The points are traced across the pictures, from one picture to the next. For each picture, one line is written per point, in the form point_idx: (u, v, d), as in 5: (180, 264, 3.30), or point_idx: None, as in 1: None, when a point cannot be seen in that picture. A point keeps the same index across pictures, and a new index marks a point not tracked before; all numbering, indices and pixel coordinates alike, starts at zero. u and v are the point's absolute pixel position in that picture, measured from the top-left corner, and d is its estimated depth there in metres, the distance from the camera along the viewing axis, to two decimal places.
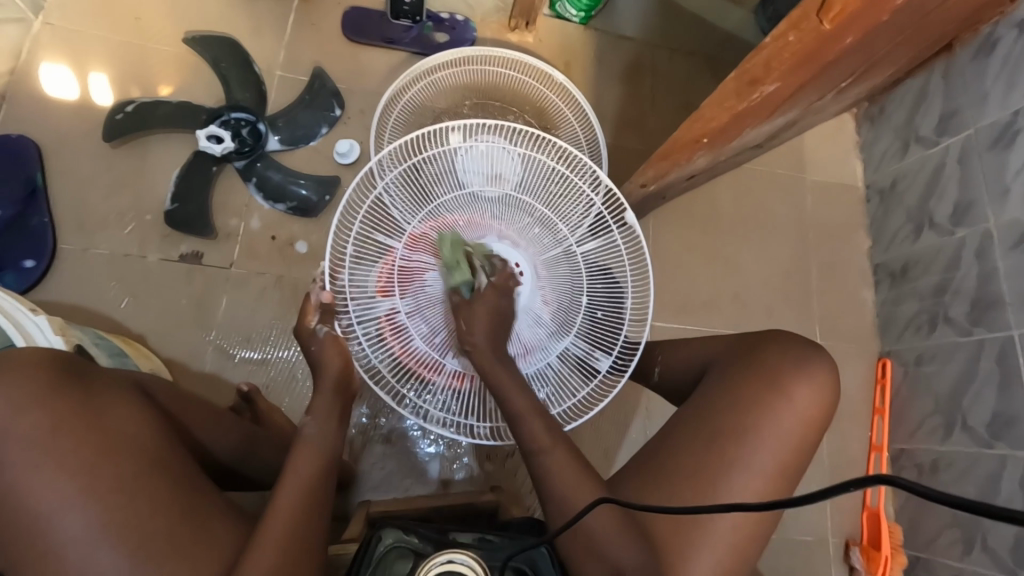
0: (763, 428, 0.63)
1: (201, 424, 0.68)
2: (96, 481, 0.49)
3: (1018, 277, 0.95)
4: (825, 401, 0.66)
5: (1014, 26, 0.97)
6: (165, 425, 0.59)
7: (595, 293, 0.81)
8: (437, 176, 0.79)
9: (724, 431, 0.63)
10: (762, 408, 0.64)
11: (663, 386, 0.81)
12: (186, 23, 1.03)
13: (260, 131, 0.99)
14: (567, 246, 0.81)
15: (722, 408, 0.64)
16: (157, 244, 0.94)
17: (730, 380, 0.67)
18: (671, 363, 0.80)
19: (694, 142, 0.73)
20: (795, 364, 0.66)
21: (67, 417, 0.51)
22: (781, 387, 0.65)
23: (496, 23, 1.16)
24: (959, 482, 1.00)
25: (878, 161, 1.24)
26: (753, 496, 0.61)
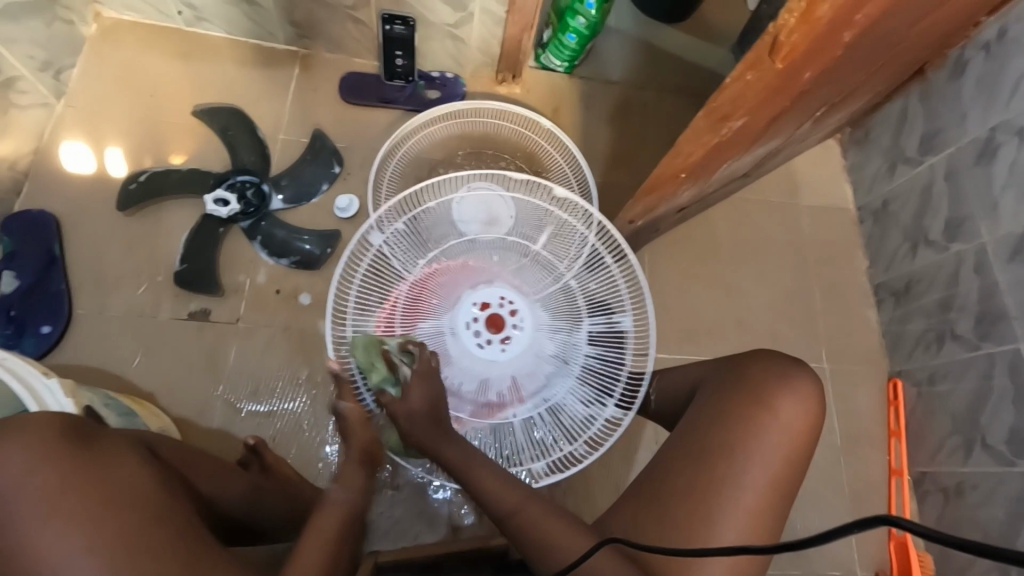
0: (754, 445, 0.62)
1: (205, 478, 0.69)
2: (98, 538, 0.50)
3: (1019, 288, 0.94)
4: (812, 414, 0.65)
5: (982, 48, 1.01)
6: (169, 480, 0.60)
7: (594, 329, 0.82)
8: (430, 229, 0.84)
9: (714, 451, 0.62)
10: (750, 426, 0.63)
11: (661, 410, 0.78)
12: (195, 97, 1.10)
13: (265, 191, 1.04)
14: (564, 282, 0.84)
15: (710, 429, 0.64)
16: (168, 303, 0.98)
17: (716, 400, 0.66)
18: (662, 386, 0.78)
19: (674, 177, 0.75)
20: (779, 380, 0.66)
21: (75, 473, 0.53)
22: (767, 404, 0.64)
23: (486, 76, 1.22)
24: (987, 504, 0.96)
25: (868, 183, 1.26)
26: (749, 516, 0.59)
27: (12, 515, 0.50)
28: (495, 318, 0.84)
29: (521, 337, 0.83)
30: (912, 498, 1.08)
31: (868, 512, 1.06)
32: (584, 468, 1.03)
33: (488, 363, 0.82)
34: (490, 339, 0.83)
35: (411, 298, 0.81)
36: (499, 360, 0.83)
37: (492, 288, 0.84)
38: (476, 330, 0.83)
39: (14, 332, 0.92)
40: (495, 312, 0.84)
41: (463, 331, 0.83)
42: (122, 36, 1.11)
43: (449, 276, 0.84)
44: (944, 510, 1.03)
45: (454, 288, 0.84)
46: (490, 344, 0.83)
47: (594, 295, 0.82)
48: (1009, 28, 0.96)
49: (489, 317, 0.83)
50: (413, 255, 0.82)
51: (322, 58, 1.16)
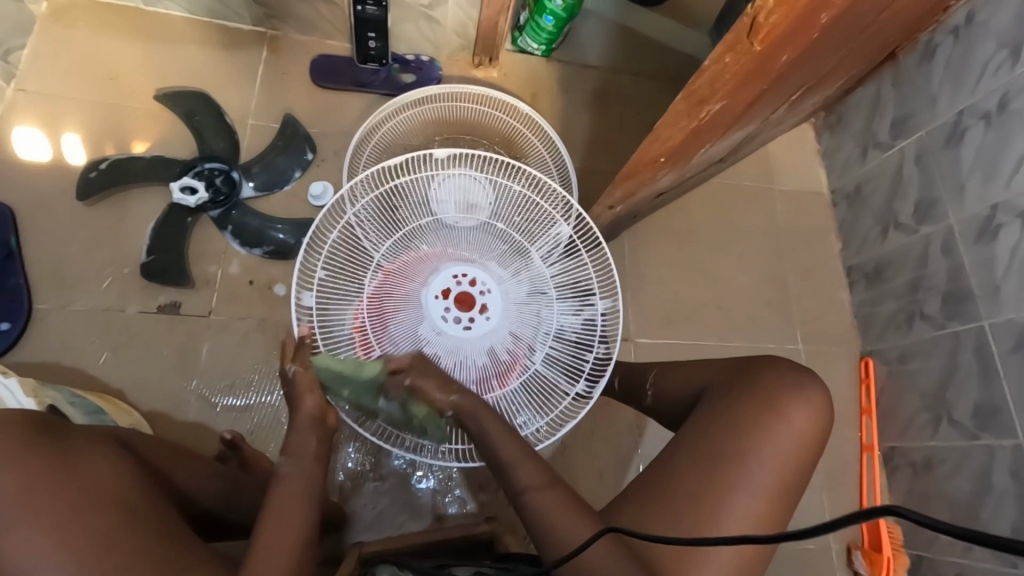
0: (763, 452, 0.63)
1: (182, 472, 0.66)
2: (68, 539, 0.48)
3: (983, 268, 0.97)
4: (821, 425, 0.66)
5: (950, 33, 1.02)
6: (145, 477, 0.58)
7: (564, 315, 0.82)
8: (400, 208, 0.82)
9: (728, 455, 0.63)
10: (761, 431, 0.64)
11: (658, 408, 0.80)
12: (158, 80, 1.05)
13: (235, 179, 1.00)
14: (534, 264, 0.83)
15: (725, 431, 0.64)
16: (135, 296, 0.94)
17: (729, 403, 0.67)
18: (666, 385, 0.79)
19: (653, 162, 0.75)
20: (793, 388, 0.67)
21: (44, 471, 0.50)
22: (779, 410, 0.65)
23: (462, 60, 1.19)
24: (952, 476, 1.00)
25: (841, 167, 1.28)
26: (754, 518, 0.61)
27: None
28: (467, 298, 0.82)
29: (489, 318, 0.82)
30: (882, 472, 1.12)
31: (840, 487, 1.10)
32: (566, 454, 1.04)
33: (456, 347, 0.80)
34: (458, 319, 0.81)
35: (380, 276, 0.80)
36: (467, 343, 0.80)
37: (461, 269, 0.83)
38: (446, 311, 0.81)
39: None
40: (468, 293, 0.82)
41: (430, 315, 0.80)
42: (76, 16, 1.05)
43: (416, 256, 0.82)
44: (912, 483, 1.06)
45: (424, 270, 0.82)
46: (459, 322, 0.81)
47: (563, 277, 0.83)
48: (977, 12, 0.98)
49: (459, 299, 0.82)
50: (381, 234, 0.81)
51: (292, 40, 1.12)
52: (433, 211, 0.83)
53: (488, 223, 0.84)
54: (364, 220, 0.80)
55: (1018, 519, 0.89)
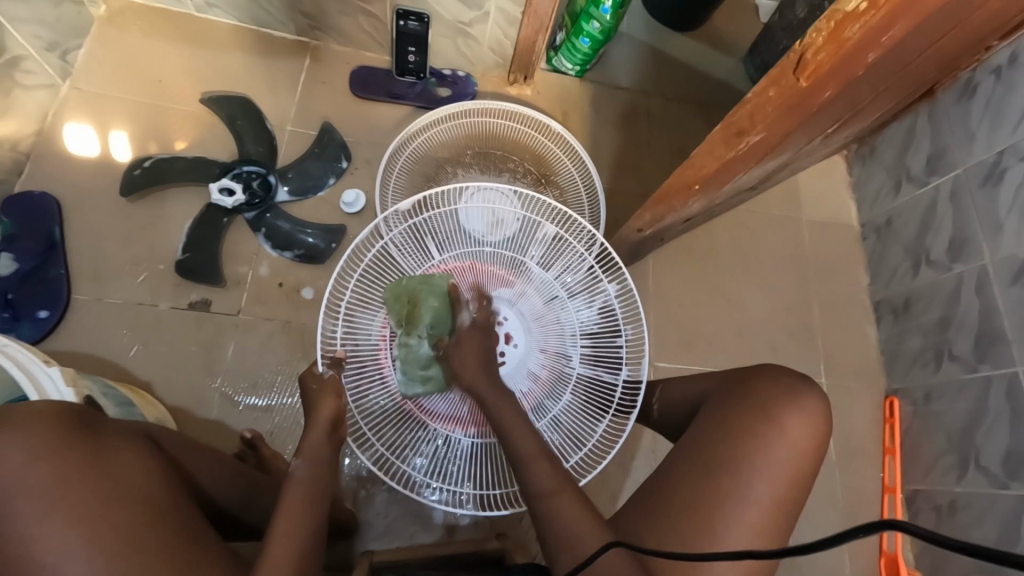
0: (759, 461, 0.61)
1: (205, 472, 0.67)
2: (96, 533, 0.49)
3: (1018, 312, 0.95)
4: (819, 431, 0.64)
5: (992, 71, 1.01)
6: (172, 474, 0.59)
7: (587, 321, 0.82)
8: (395, 261, 0.82)
9: (725, 465, 0.61)
10: (755, 440, 0.62)
11: (663, 420, 0.79)
12: (204, 84, 1.09)
13: (271, 182, 1.03)
14: (538, 272, 0.83)
15: (719, 441, 0.63)
16: (168, 292, 0.97)
17: (725, 412, 0.66)
18: (668, 394, 0.78)
19: (687, 188, 0.75)
20: (785, 394, 0.65)
21: (78, 462, 0.52)
22: (774, 419, 0.63)
23: (496, 76, 1.21)
24: (978, 524, 0.96)
25: (872, 200, 1.27)
26: (754, 532, 0.59)
27: (9, 504, 0.49)
28: None
29: (517, 346, 0.81)
30: (904, 515, 1.09)
31: (860, 527, 1.07)
32: None
33: None
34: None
35: None
36: (503, 379, 0.80)
37: (471, 307, 0.82)
38: None
39: (10, 316, 0.90)
40: None
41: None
42: (132, 19, 1.09)
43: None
44: (935, 528, 1.03)
45: None
46: None
47: (574, 273, 0.83)
48: (1019, 53, 0.97)
49: None
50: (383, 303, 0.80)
51: (333, 50, 1.15)
52: (428, 261, 0.83)
53: (477, 253, 0.84)
54: (363, 290, 0.81)
55: None
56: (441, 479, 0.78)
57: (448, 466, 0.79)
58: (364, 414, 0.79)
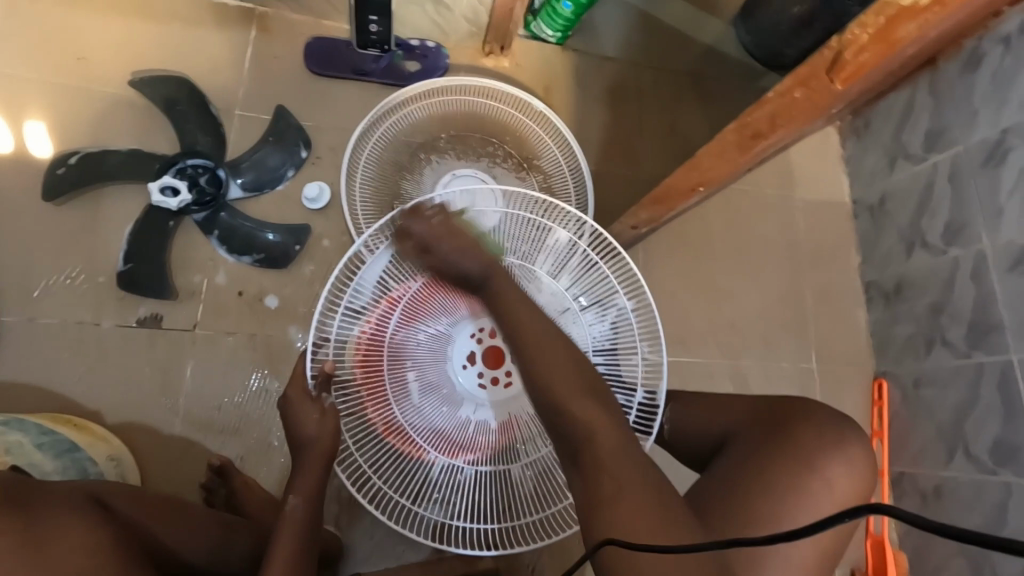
0: (797, 509, 0.63)
1: (165, 529, 0.60)
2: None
3: (1015, 299, 0.92)
4: (859, 484, 0.66)
5: (1001, 41, 0.95)
6: (128, 548, 0.54)
7: (598, 336, 0.77)
8: (398, 268, 0.73)
9: (765, 516, 0.61)
10: (798, 484, 0.64)
11: (673, 443, 0.78)
12: (133, 62, 0.94)
13: (221, 177, 0.91)
14: (547, 281, 0.77)
15: (763, 481, 0.64)
16: (110, 308, 0.86)
17: (763, 456, 0.65)
18: (682, 423, 0.76)
19: (689, 190, 0.68)
20: (832, 443, 0.67)
21: (10, 552, 0.47)
22: (818, 467, 0.64)
23: (470, 47, 1.09)
24: (963, 510, 0.97)
25: (866, 177, 1.22)
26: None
27: None
28: (495, 353, 0.77)
29: None
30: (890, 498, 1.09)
31: None
32: None
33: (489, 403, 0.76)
34: (495, 378, 0.77)
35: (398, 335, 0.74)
36: (511, 400, 0.76)
37: (476, 323, 0.77)
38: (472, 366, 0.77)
39: None
40: (495, 347, 0.77)
41: (465, 380, 0.76)
42: None
43: (428, 318, 0.75)
44: (919, 512, 1.03)
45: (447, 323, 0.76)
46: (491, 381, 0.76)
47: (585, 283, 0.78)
48: None
49: (487, 355, 0.77)
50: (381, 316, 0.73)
51: (283, 18, 1.01)
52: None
53: (483, 262, 0.77)
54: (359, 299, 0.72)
55: None
56: (425, 505, 0.73)
57: (436, 493, 0.73)
58: (357, 437, 0.74)
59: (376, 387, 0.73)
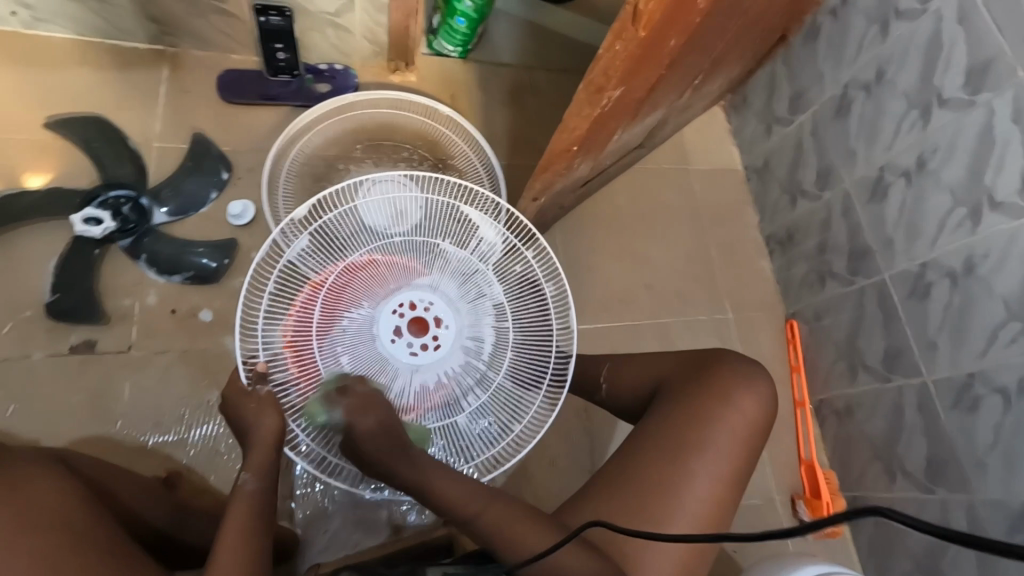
0: (715, 432, 0.68)
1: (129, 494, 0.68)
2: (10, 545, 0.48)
3: (876, 226, 1.05)
4: (769, 407, 0.72)
5: (829, 13, 1.10)
6: (92, 495, 0.60)
7: (514, 297, 0.82)
8: (315, 260, 0.79)
9: (688, 439, 0.68)
10: (711, 416, 0.69)
11: (613, 401, 0.82)
12: (46, 108, 0.99)
13: (144, 206, 0.95)
14: (453, 250, 0.83)
15: (678, 421, 0.69)
16: (41, 340, 0.88)
17: (688, 395, 0.71)
18: (618, 381, 0.81)
19: (567, 151, 0.76)
20: (743, 378, 0.72)
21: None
22: (727, 394, 0.70)
23: (376, 66, 1.18)
24: (872, 419, 1.07)
25: (750, 144, 1.36)
26: (709, 503, 0.65)
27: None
28: (419, 322, 0.81)
29: (448, 328, 0.81)
30: (815, 425, 1.19)
31: (780, 442, 1.17)
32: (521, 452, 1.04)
33: (419, 370, 0.80)
34: (423, 344, 0.80)
35: (323, 317, 0.78)
36: (441, 362, 0.80)
37: (396, 299, 0.81)
38: (401, 339, 0.80)
39: None
40: (419, 317, 0.81)
41: (395, 354, 0.79)
42: None
43: (349, 303, 0.79)
44: (840, 430, 1.14)
45: (369, 301, 0.80)
46: (419, 348, 0.80)
47: (491, 245, 0.83)
48: None
49: (412, 324, 0.81)
50: (302, 308, 0.76)
51: (192, 56, 1.07)
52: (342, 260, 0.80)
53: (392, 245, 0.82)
54: (278, 296, 0.76)
55: (928, 451, 0.97)
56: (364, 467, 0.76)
57: None
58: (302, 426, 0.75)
59: (310, 374, 0.76)
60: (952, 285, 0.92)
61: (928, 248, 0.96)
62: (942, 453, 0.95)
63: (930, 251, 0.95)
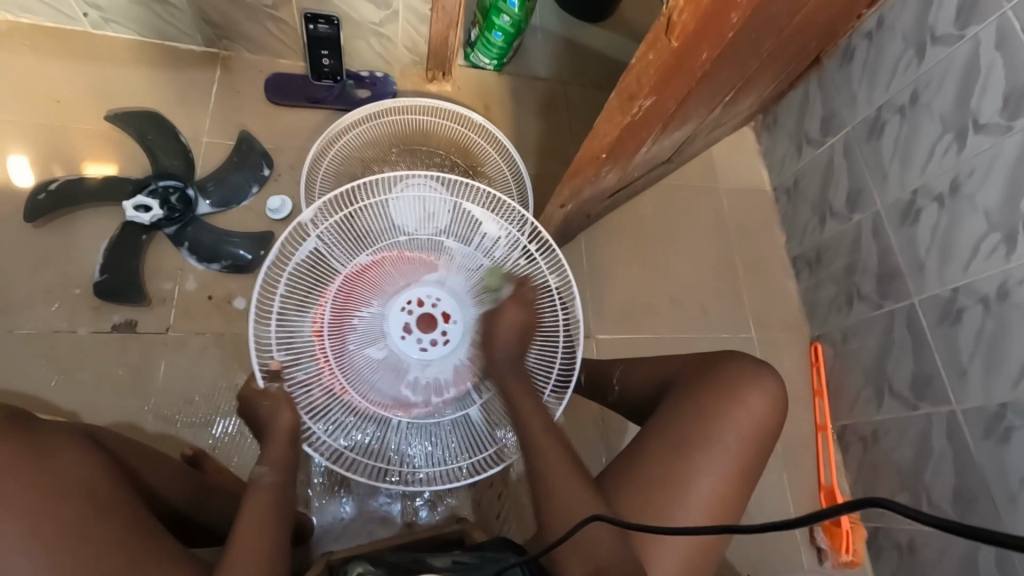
0: (723, 431, 0.68)
1: (154, 472, 0.68)
2: (40, 525, 0.50)
3: (908, 249, 1.03)
4: (778, 406, 0.71)
5: (865, 37, 1.09)
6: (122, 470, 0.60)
7: None
8: (324, 259, 0.80)
9: (694, 437, 0.68)
10: (720, 415, 0.69)
11: (623, 402, 0.83)
12: (108, 102, 1.05)
13: (190, 196, 1.00)
14: (458, 247, 0.85)
15: (685, 419, 0.69)
16: (86, 317, 0.93)
17: (694, 392, 0.71)
18: (630, 381, 0.83)
19: (595, 158, 0.78)
20: (752, 377, 0.72)
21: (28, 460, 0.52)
22: (737, 393, 0.70)
23: (414, 74, 1.22)
24: (898, 446, 1.04)
25: (780, 164, 1.35)
26: (716, 501, 0.66)
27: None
28: (429, 318, 0.85)
29: (456, 325, 0.85)
30: (837, 450, 1.17)
31: (800, 465, 1.14)
32: None
33: (425, 365, 0.83)
34: (432, 340, 0.84)
35: (340, 303, 0.81)
36: (451, 356, 0.84)
37: (406, 295, 0.85)
38: (410, 333, 0.83)
39: None
40: (429, 313, 0.85)
41: (405, 348, 0.83)
42: (21, 41, 1.05)
43: (358, 300, 0.82)
44: (863, 456, 1.11)
45: (383, 293, 0.84)
46: (428, 343, 0.84)
47: (495, 241, 0.85)
48: (883, 18, 1.05)
49: (421, 320, 0.84)
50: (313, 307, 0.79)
51: (243, 59, 1.14)
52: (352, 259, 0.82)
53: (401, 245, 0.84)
54: (289, 297, 0.78)
55: (956, 481, 0.94)
56: (361, 454, 0.78)
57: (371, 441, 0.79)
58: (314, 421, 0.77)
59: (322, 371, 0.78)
60: (985, 311, 0.91)
61: (960, 273, 0.94)
62: (972, 484, 0.92)
63: (963, 276, 0.94)
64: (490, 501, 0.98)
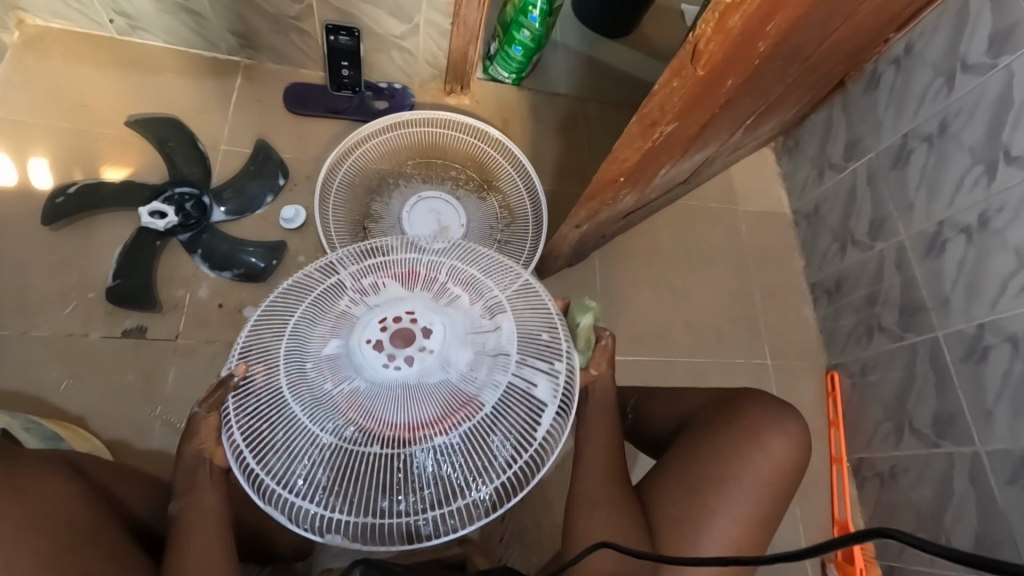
0: (742, 474, 0.66)
1: (134, 497, 0.66)
2: (14, 559, 0.48)
3: (933, 282, 1.00)
4: (798, 455, 0.69)
5: (892, 62, 1.07)
6: (98, 499, 0.60)
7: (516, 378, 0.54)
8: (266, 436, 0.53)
9: (711, 478, 0.65)
10: (740, 457, 0.66)
11: (639, 432, 0.80)
12: (129, 107, 1.06)
13: (206, 203, 1.01)
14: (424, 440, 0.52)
15: (704, 458, 0.67)
16: (99, 322, 0.93)
17: (711, 429, 0.69)
18: (646, 410, 0.80)
19: (613, 181, 0.77)
20: (775, 420, 0.69)
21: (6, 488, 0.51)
22: (758, 436, 0.68)
23: (433, 88, 1.22)
24: (917, 486, 1.01)
25: (801, 189, 1.33)
26: (733, 544, 0.63)
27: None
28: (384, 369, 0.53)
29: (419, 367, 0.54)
30: (852, 485, 1.13)
31: (814, 500, 1.11)
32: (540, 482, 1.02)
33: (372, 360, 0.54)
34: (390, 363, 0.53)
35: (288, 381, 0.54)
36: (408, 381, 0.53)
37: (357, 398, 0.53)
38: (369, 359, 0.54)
39: None
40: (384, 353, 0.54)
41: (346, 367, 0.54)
42: (49, 45, 1.07)
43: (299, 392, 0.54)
44: (881, 494, 1.08)
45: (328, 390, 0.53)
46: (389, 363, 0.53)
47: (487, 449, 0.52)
48: (913, 43, 1.02)
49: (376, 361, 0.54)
50: (328, 491, 0.51)
51: (265, 68, 1.14)
52: (402, 493, 0.51)
53: (467, 441, 0.51)
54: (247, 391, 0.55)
55: (979, 526, 0.91)
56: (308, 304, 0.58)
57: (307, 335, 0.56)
58: (244, 429, 0.54)
59: (303, 451, 0.52)
60: (1013, 351, 0.88)
61: (987, 310, 0.91)
62: (995, 531, 0.89)
63: (990, 313, 0.91)
64: (493, 524, 0.96)
